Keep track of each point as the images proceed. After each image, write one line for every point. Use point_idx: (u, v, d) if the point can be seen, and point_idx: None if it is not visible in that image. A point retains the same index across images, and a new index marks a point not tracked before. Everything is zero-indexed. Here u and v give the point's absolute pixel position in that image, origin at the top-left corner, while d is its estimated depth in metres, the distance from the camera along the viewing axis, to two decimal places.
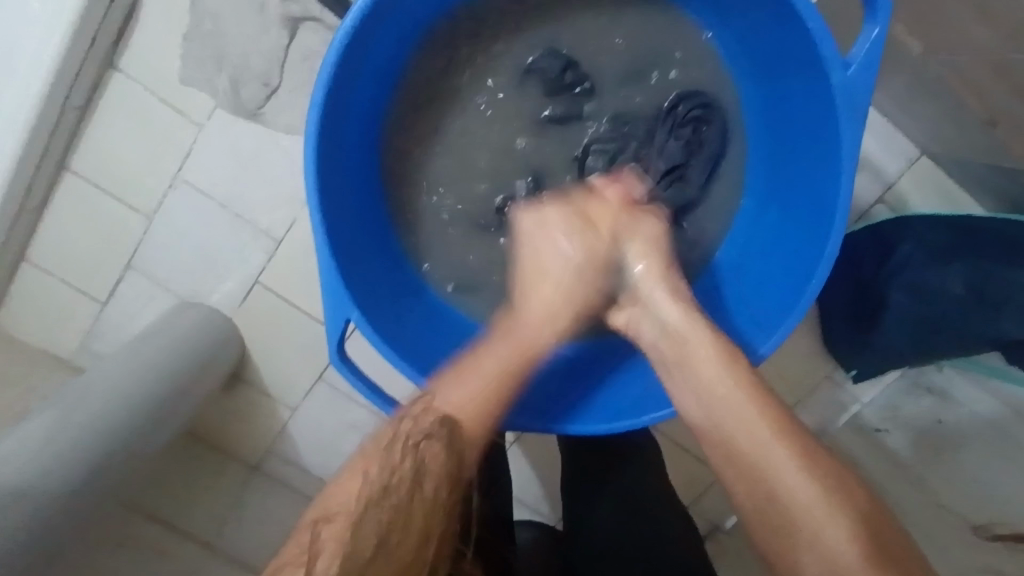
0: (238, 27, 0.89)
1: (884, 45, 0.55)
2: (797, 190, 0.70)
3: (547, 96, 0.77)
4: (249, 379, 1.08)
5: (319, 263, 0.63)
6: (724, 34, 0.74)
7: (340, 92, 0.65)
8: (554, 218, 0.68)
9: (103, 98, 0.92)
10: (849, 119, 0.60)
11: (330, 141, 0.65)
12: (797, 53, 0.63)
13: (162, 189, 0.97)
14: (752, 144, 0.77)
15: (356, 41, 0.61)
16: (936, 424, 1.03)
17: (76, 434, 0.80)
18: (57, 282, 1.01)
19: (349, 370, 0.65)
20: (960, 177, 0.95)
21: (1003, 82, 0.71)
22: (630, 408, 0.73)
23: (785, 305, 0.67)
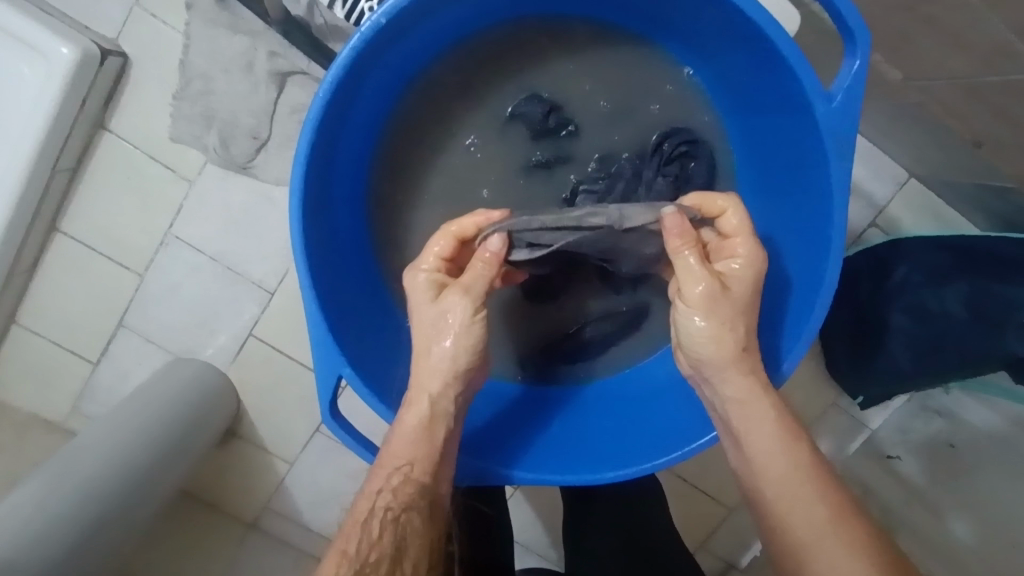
0: (228, 85, 0.90)
1: (865, 77, 0.56)
2: (789, 213, 0.69)
3: (533, 140, 0.78)
4: (244, 435, 1.06)
5: (308, 315, 0.62)
6: (706, 73, 0.75)
7: (329, 141, 0.65)
8: (426, 284, 0.62)
9: (95, 158, 0.93)
10: (834, 150, 0.60)
11: (317, 197, 0.66)
12: (779, 85, 0.64)
13: (155, 246, 0.96)
14: (740, 175, 0.77)
15: (341, 92, 0.62)
16: (948, 449, 0.99)
17: (68, 500, 0.78)
18: (48, 342, 1.00)
19: (341, 428, 0.63)
20: (949, 197, 0.95)
21: (979, 102, 0.72)
22: (649, 448, 0.69)
23: (786, 326, 0.66)
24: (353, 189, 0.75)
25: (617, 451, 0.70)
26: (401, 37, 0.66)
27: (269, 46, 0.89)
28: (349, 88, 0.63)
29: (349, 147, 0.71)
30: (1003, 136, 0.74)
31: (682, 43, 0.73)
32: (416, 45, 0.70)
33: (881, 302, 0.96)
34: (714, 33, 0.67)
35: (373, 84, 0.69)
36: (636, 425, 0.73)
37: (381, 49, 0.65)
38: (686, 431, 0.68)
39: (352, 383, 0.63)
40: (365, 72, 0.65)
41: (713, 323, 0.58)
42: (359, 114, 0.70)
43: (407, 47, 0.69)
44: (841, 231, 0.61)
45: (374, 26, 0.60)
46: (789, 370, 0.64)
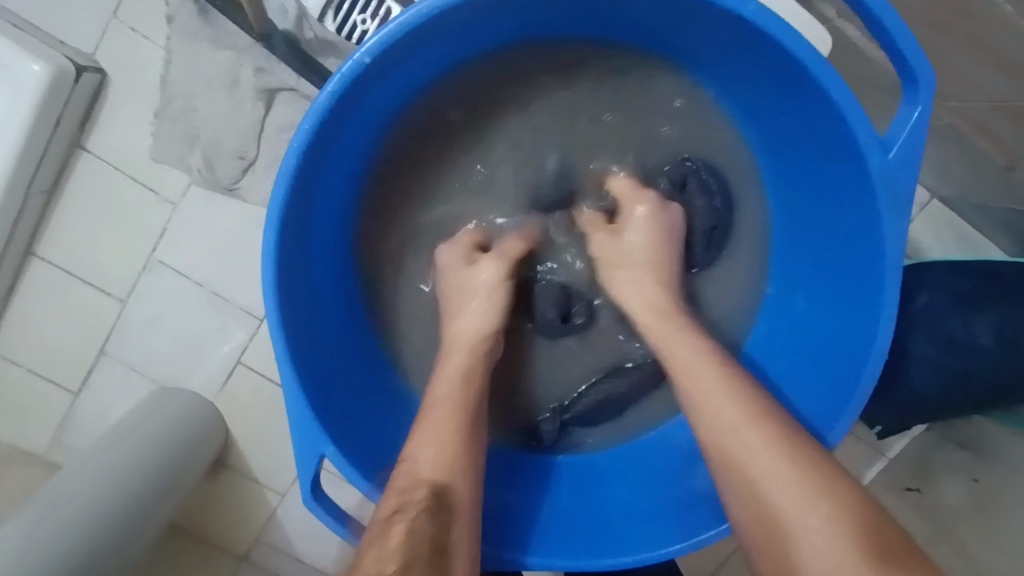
0: (212, 103, 0.85)
1: (927, 128, 0.51)
2: (826, 275, 0.66)
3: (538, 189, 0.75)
4: (234, 465, 1.01)
5: (284, 389, 0.57)
6: (734, 102, 0.70)
7: (307, 191, 0.59)
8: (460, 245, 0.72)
9: (73, 179, 0.88)
10: (890, 206, 0.55)
11: (294, 248, 0.60)
12: (823, 129, 0.59)
13: (137, 271, 0.91)
14: (771, 212, 0.73)
15: (325, 130, 0.57)
16: (972, 483, 0.94)
17: (47, 544, 0.73)
18: (26, 372, 0.95)
19: (323, 512, 0.58)
20: (974, 219, 0.90)
21: (1016, 123, 0.67)
22: (649, 535, 0.66)
23: (836, 384, 0.62)
24: (335, 232, 0.70)
25: (617, 534, 0.67)
26: (400, 65, 0.61)
27: (255, 61, 0.84)
28: (333, 125, 0.58)
29: (333, 185, 0.66)
30: None
31: (704, 69, 0.68)
32: (414, 71, 0.65)
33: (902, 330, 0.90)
34: (742, 63, 0.62)
35: (363, 116, 0.64)
36: (636, 501, 0.70)
37: (376, 80, 0.59)
38: (689, 514, 0.65)
39: (335, 462, 0.58)
40: (356, 103, 0.60)
41: (644, 280, 0.66)
42: (347, 148, 0.65)
43: (397, 77, 0.63)
44: (894, 293, 0.56)
45: (356, 65, 0.54)
46: (836, 441, 0.60)
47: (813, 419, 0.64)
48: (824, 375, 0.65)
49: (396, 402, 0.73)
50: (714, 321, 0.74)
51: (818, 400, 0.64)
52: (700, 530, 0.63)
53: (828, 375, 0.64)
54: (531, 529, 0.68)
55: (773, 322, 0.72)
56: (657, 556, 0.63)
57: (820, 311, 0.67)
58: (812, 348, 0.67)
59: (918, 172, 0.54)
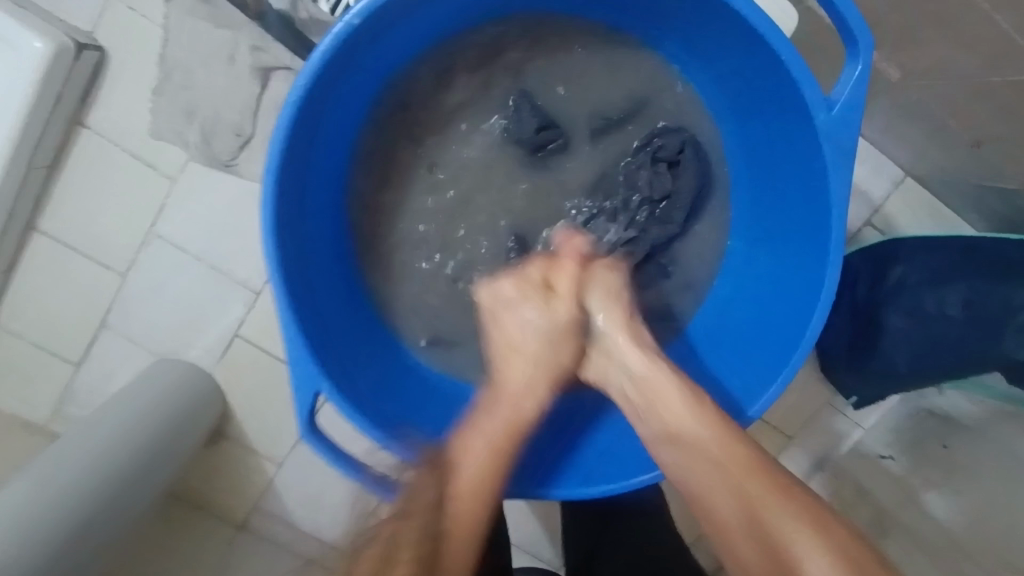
0: (209, 81, 0.88)
1: (867, 86, 0.55)
2: (787, 238, 0.69)
3: (528, 152, 0.75)
4: (231, 435, 1.04)
5: (283, 329, 0.60)
6: (701, 77, 0.73)
7: (302, 148, 0.63)
8: (508, 290, 0.70)
9: (73, 155, 0.90)
10: (835, 163, 0.58)
11: (290, 202, 0.63)
12: (779, 91, 0.62)
13: (136, 245, 0.94)
14: (738, 181, 0.76)
15: (316, 92, 0.60)
16: (941, 449, 1.00)
17: (50, 504, 0.76)
18: (28, 344, 0.98)
19: (319, 444, 0.61)
20: (946, 195, 0.94)
21: (977, 98, 0.71)
22: (624, 473, 0.68)
23: (789, 343, 0.66)
24: (328, 198, 0.73)
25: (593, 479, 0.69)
26: (383, 33, 0.64)
27: (251, 40, 0.87)
28: (324, 88, 0.61)
29: (327, 147, 0.69)
30: (1003, 133, 0.72)
31: (673, 42, 0.72)
32: (399, 40, 0.68)
33: (877, 301, 0.94)
34: (711, 32, 0.66)
35: (355, 81, 0.67)
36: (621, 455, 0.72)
37: (361, 46, 0.62)
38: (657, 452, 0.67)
39: (330, 398, 0.61)
40: (345, 68, 0.63)
41: (614, 310, 0.69)
42: (338, 112, 0.68)
43: (382, 46, 0.66)
44: (839, 248, 0.59)
45: (347, 27, 0.57)
46: (754, 417, 0.64)
47: (765, 380, 0.67)
48: (777, 340, 0.68)
49: (387, 349, 0.76)
50: (683, 284, 0.78)
51: (773, 360, 0.68)
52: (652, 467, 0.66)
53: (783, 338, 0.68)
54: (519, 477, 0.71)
55: (735, 288, 0.75)
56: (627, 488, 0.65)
57: (782, 276, 0.70)
58: (766, 314, 0.70)
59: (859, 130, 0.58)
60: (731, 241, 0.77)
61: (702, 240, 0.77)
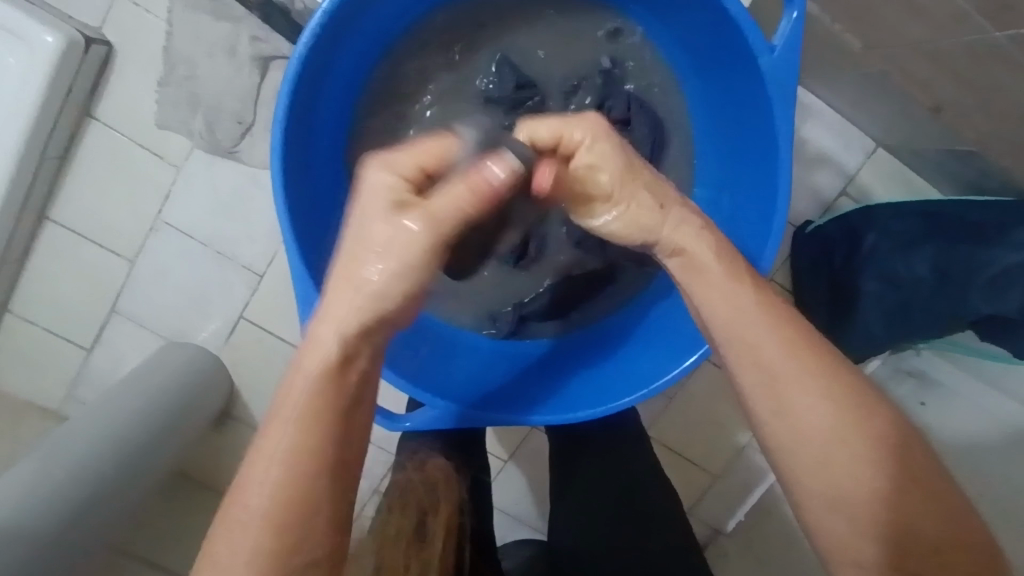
0: (211, 71, 0.92)
1: (802, 28, 0.60)
2: (740, 173, 0.74)
3: (509, 109, 0.78)
4: (239, 416, 1.08)
5: (293, 273, 0.64)
6: (662, 37, 0.78)
7: (303, 111, 0.67)
8: (391, 180, 0.49)
9: (82, 145, 0.95)
10: (779, 101, 0.64)
11: (295, 161, 0.67)
12: (726, 42, 0.67)
13: (144, 231, 0.98)
14: (699, 134, 0.80)
15: (314, 58, 0.64)
16: (919, 407, 1.04)
17: (66, 476, 0.80)
18: (41, 330, 1.02)
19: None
20: (914, 163, 0.99)
21: (931, 63, 0.76)
22: (664, 363, 0.74)
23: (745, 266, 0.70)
24: (331, 165, 0.76)
25: (622, 385, 0.74)
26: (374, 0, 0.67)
27: (251, 31, 0.91)
28: (322, 55, 0.65)
29: (327, 111, 0.72)
30: (958, 95, 0.77)
31: (640, 7, 0.76)
32: (389, 12, 0.72)
33: (854, 267, 0.98)
34: None
35: (351, 51, 0.70)
36: (626, 362, 0.78)
37: (353, 17, 0.66)
38: (675, 350, 0.74)
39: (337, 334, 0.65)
40: (340, 38, 0.67)
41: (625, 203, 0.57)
42: (336, 82, 0.71)
43: (376, 13, 0.70)
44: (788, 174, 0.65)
45: None
46: (769, 264, 0.67)
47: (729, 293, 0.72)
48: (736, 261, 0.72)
49: None
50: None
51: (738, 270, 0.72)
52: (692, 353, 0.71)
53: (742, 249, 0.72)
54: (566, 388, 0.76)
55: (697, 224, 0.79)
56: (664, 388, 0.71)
57: (737, 206, 0.74)
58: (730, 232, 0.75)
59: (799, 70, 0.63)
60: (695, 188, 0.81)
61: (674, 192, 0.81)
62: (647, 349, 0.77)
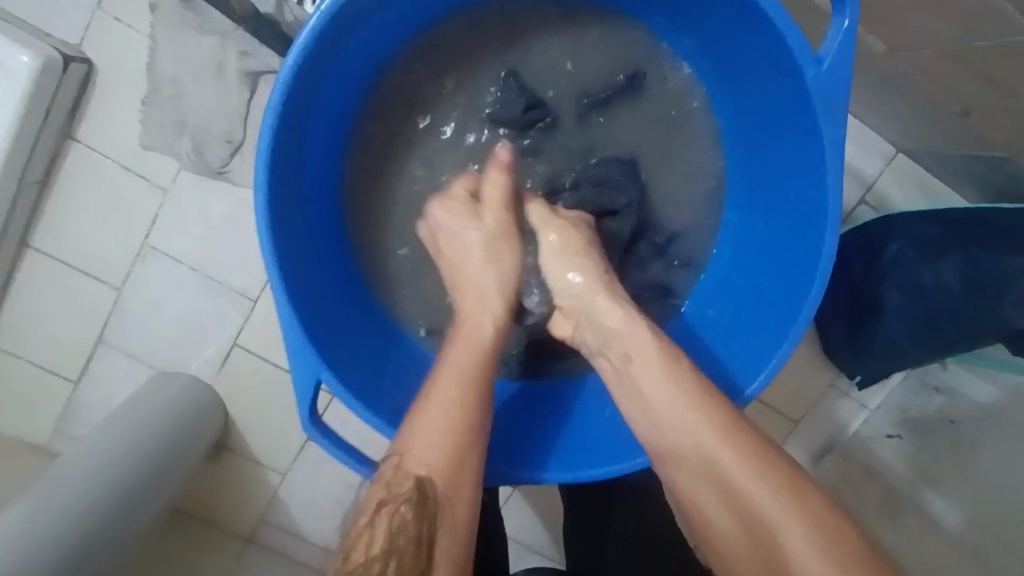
0: (198, 89, 0.88)
1: (854, 39, 0.55)
2: (779, 201, 0.70)
3: (517, 133, 0.76)
4: (234, 447, 1.03)
5: (280, 318, 0.60)
6: (683, 45, 0.74)
7: (288, 140, 0.63)
8: (458, 212, 0.70)
9: (64, 170, 0.90)
10: (827, 118, 0.59)
11: (281, 193, 0.63)
12: (765, 53, 0.62)
13: (131, 258, 0.93)
14: (726, 153, 0.76)
15: (300, 82, 0.60)
16: (949, 425, 1.00)
17: (58, 518, 0.75)
18: (25, 364, 0.97)
19: (323, 437, 0.61)
20: (937, 170, 0.95)
21: (958, 64, 0.71)
22: (603, 454, 0.68)
23: (792, 304, 0.65)
24: (322, 194, 0.73)
25: (576, 464, 0.69)
26: (367, 17, 0.63)
27: (238, 45, 0.87)
28: (307, 79, 0.61)
29: (315, 136, 0.69)
30: (988, 98, 0.73)
31: (659, 14, 0.73)
32: (380, 28, 0.68)
33: (876, 279, 0.94)
34: None
35: (339, 72, 0.67)
36: (568, 443, 0.72)
37: (342, 37, 0.62)
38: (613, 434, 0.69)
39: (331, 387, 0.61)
40: (327, 61, 0.63)
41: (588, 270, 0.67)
42: (324, 104, 0.68)
43: (364, 34, 0.66)
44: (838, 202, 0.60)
45: (333, 7, 0.57)
46: (752, 396, 0.64)
47: (755, 364, 0.67)
48: (754, 336, 0.69)
49: (390, 342, 0.75)
50: (671, 259, 0.78)
51: (760, 340, 0.68)
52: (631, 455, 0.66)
53: (774, 303, 0.68)
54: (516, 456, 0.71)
55: (728, 257, 0.76)
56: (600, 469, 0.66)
57: (774, 240, 0.70)
58: (756, 289, 0.71)
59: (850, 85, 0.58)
60: (724, 212, 0.77)
61: (693, 215, 0.78)
62: (590, 432, 0.73)
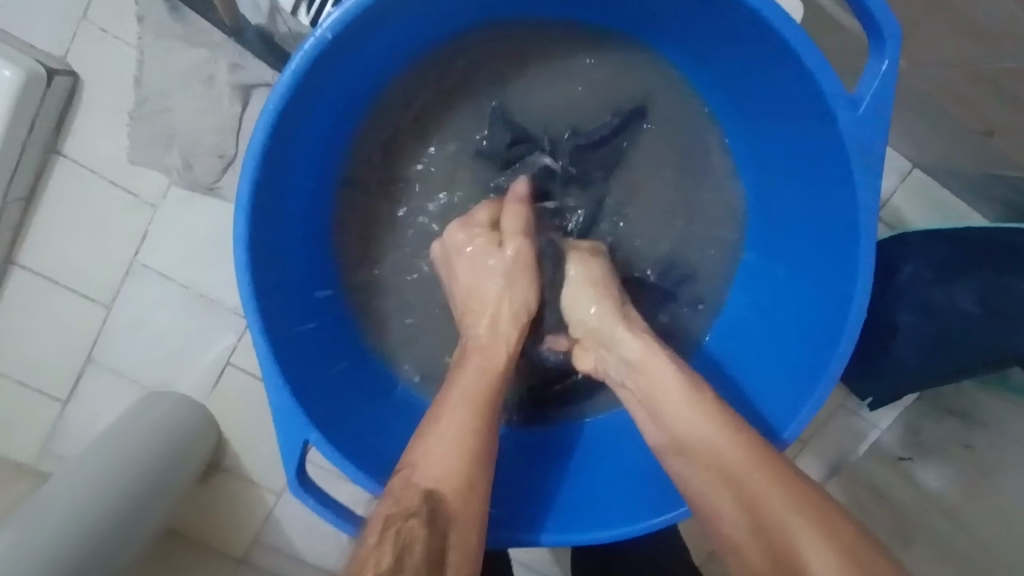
0: (188, 102, 0.85)
1: (894, 83, 0.52)
2: (801, 249, 0.67)
3: (500, 168, 0.74)
4: (227, 467, 1.00)
5: (266, 376, 0.58)
6: (696, 72, 0.71)
7: (273, 182, 0.60)
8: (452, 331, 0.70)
9: (50, 185, 0.87)
10: (861, 165, 0.55)
11: (262, 235, 0.60)
12: (793, 90, 0.59)
13: (120, 275, 0.90)
14: (746, 182, 0.73)
15: (283, 123, 0.57)
16: (964, 450, 0.94)
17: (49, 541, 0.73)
18: (11, 382, 0.94)
19: (309, 499, 0.58)
20: (955, 187, 0.92)
21: (983, 84, 0.68)
22: (609, 519, 0.65)
23: (813, 355, 0.63)
24: (310, 230, 0.70)
25: (575, 523, 0.65)
26: (359, 47, 0.61)
27: (230, 58, 0.84)
28: (292, 118, 0.58)
29: (303, 170, 0.66)
30: (1016, 122, 0.69)
31: (672, 40, 0.69)
32: (378, 53, 0.65)
33: (892, 301, 0.91)
34: (716, 32, 0.62)
35: (329, 104, 0.64)
36: (584, 498, 0.69)
37: (332, 66, 0.59)
38: (651, 499, 0.65)
39: (321, 450, 0.59)
40: (311, 100, 0.60)
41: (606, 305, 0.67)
42: (312, 141, 0.65)
43: (358, 63, 0.63)
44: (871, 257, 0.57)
45: (319, 43, 0.54)
46: (813, 411, 0.60)
47: (809, 366, 0.63)
48: (799, 352, 0.65)
49: (382, 387, 0.73)
50: (691, 301, 0.75)
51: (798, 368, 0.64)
52: (656, 513, 0.63)
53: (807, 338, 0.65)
54: (524, 512, 0.68)
55: (747, 294, 0.73)
56: (620, 535, 0.63)
57: (799, 283, 0.67)
58: (788, 329, 0.67)
59: (888, 131, 0.55)
60: (744, 253, 0.74)
61: (706, 246, 0.75)
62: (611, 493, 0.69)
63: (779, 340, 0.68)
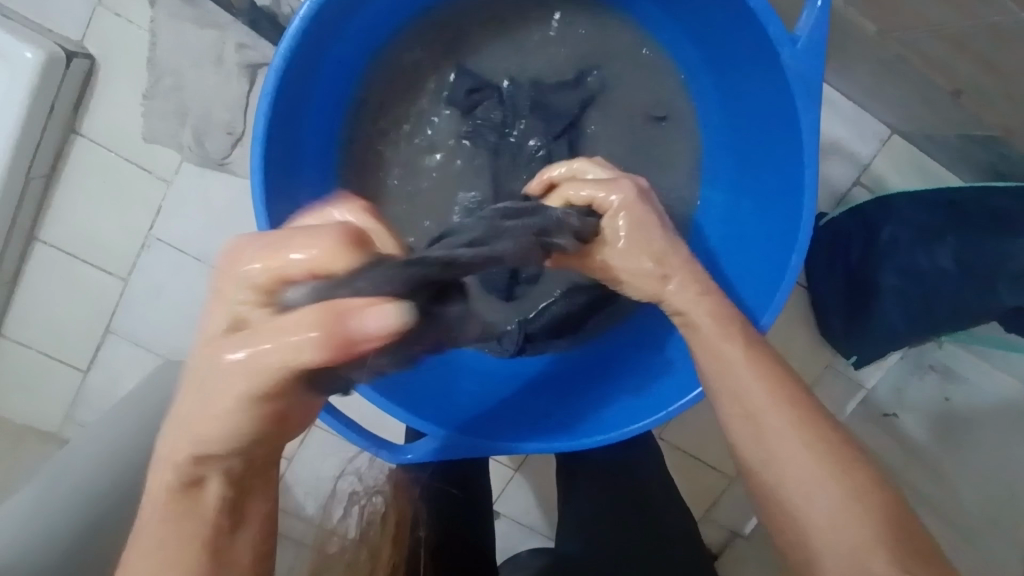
0: (199, 80, 0.89)
1: (827, 18, 0.57)
2: (760, 178, 0.72)
3: (463, 117, 0.79)
4: None
5: None
6: (666, 28, 0.76)
7: (284, 126, 0.65)
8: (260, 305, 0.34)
9: (70, 162, 0.92)
10: (805, 95, 0.60)
11: (276, 183, 0.65)
12: (747, 33, 0.64)
13: (136, 248, 0.95)
14: (712, 129, 0.78)
15: (293, 72, 0.62)
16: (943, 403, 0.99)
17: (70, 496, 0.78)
18: (34, 353, 1.00)
19: (329, 416, 0.63)
20: (933, 150, 0.95)
21: (950, 45, 0.72)
22: (654, 403, 0.69)
23: (769, 273, 0.68)
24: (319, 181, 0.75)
25: (618, 417, 0.70)
26: (358, 5, 0.66)
27: (237, 38, 0.88)
28: (302, 66, 0.63)
29: (311, 123, 0.71)
30: (982, 80, 0.73)
31: None
32: (374, 14, 0.70)
33: (874, 261, 0.94)
34: None
35: (334, 61, 0.69)
36: (615, 394, 0.74)
37: (328, 30, 0.64)
38: (681, 380, 0.69)
39: None
40: (317, 53, 0.65)
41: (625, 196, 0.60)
42: (318, 96, 0.70)
43: (358, 22, 0.68)
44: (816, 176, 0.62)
45: None
46: (772, 318, 0.65)
47: (769, 279, 0.68)
48: (759, 268, 0.70)
49: None
50: None
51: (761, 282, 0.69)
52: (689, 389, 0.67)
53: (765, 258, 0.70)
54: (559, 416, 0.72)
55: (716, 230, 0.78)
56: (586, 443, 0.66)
57: (760, 215, 0.72)
58: (750, 249, 0.72)
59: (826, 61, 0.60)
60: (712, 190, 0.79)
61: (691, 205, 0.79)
62: (643, 380, 0.73)
63: (741, 259, 0.73)
